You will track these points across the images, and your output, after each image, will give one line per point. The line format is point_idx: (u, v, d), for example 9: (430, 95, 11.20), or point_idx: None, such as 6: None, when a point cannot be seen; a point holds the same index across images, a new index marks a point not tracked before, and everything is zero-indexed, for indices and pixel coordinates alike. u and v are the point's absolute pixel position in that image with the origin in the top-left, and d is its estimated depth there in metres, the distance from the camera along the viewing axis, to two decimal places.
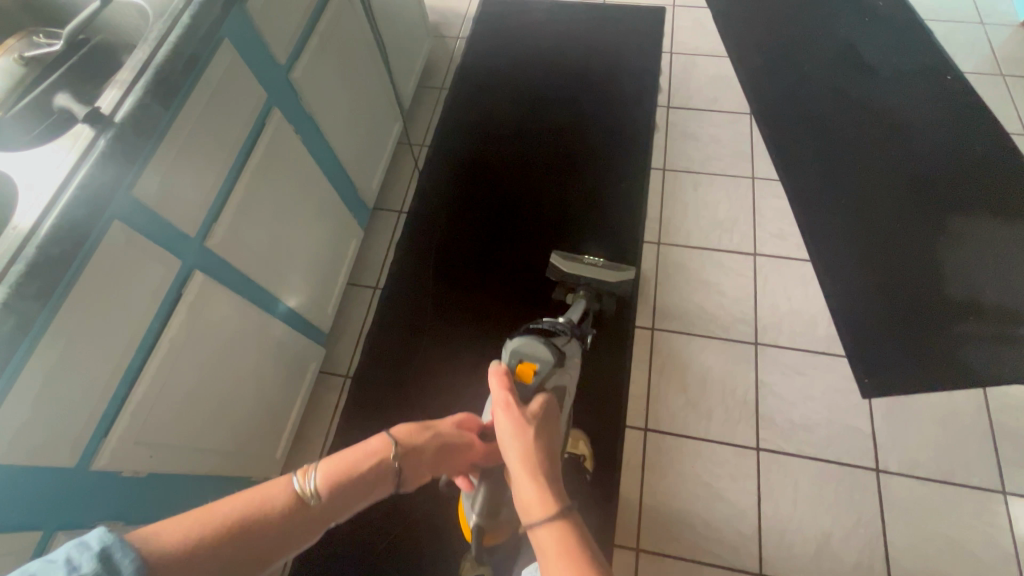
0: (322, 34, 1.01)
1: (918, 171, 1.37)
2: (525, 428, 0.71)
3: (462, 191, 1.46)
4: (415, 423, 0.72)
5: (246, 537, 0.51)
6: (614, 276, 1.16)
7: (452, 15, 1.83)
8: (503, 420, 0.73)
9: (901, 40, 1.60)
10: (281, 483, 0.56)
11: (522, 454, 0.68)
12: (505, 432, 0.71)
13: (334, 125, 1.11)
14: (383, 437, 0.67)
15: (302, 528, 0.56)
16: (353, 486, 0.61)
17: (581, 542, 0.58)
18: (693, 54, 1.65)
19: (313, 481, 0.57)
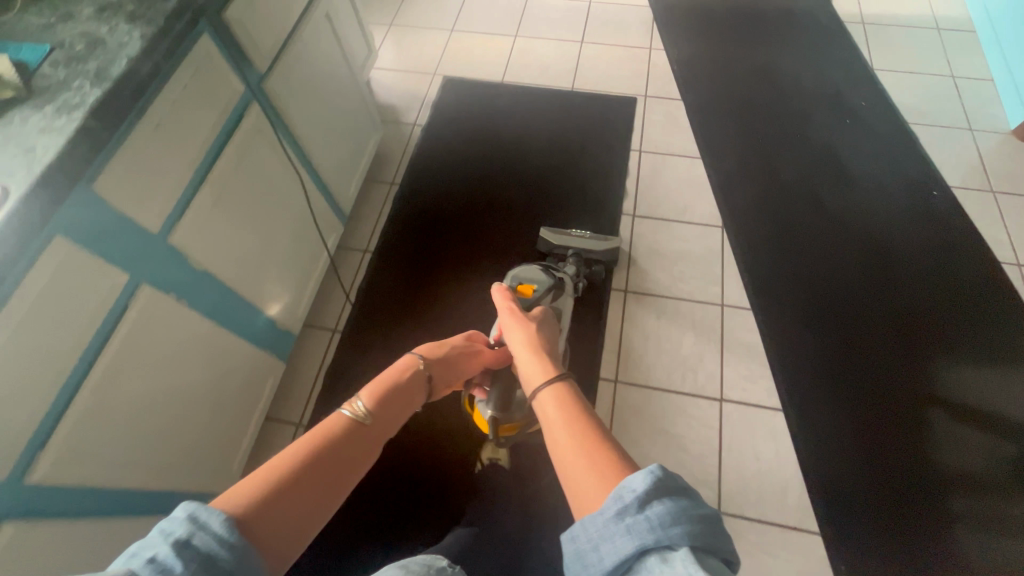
0: (219, 179, 0.87)
1: (899, 301, 1.26)
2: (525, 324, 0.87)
3: (407, 308, 1.34)
4: (432, 342, 0.85)
5: (323, 463, 0.56)
6: (601, 244, 1.29)
7: (411, 98, 1.72)
8: (509, 322, 0.90)
9: (885, 148, 1.51)
10: (332, 415, 0.62)
11: (524, 341, 0.83)
12: (512, 328, 0.88)
13: (241, 266, 0.97)
14: (410, 356, 0.78)
15: (364, 444, 0.62)
16: (394, 402, 0.70)
17: (575, 395, 0.68)
18: (664, 154, 1.54)
19: (360, 404, 0.65)
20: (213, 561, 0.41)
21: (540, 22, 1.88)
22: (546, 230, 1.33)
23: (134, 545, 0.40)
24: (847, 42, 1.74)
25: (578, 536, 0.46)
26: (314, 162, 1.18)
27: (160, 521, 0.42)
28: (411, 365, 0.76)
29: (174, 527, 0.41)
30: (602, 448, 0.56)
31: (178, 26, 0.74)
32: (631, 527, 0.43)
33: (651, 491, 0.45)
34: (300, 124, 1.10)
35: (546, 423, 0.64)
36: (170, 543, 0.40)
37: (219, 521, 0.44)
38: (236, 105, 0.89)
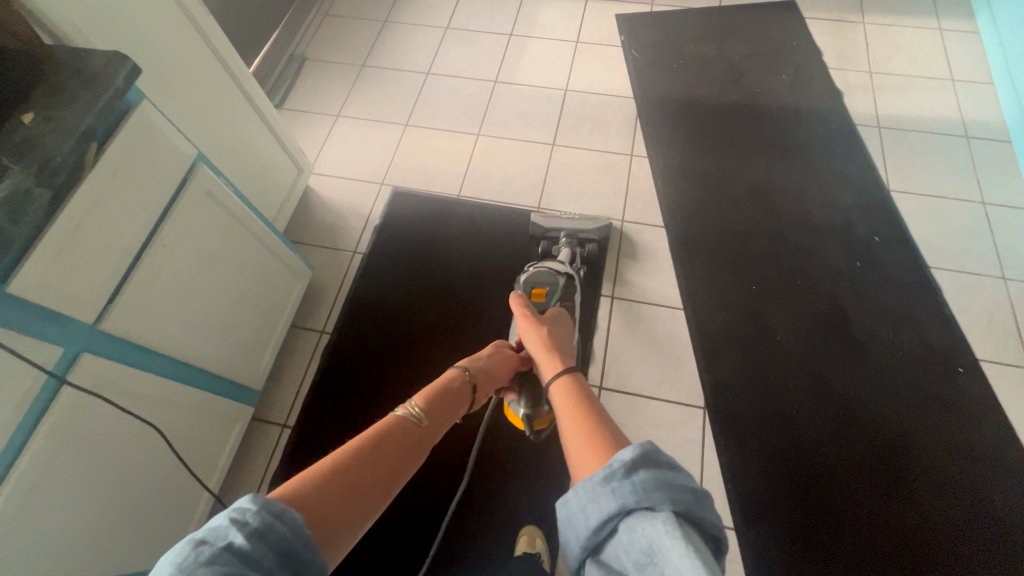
0: (19, 490, 0.66)
1: (908, 525, 1.07)
2: (540, 324, 0.91)
3: None
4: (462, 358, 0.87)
5: (378, 455, 0.58)
6: (592, 226, 1.36)
7: (352, 217, 1.49)
8: (523, 323, 0.93)
9: (901, 306, 1.28)
10: (388, 415, 0.65)
11: (539, 341, 0.87)
12: (526, 331, 0.91)
13: (79, 557, 0.76)
14: (451, 369, 0.82)
15: (417, 444, 0.64)
16: (441, 407, 0.73)
17: (581, 386, 0.73)
18: (641, 301, 1.32)
19: (412, 406, 0.68)
20: (289, 553, 0.41)
21: (507, 117, 1.64)
22: (536, 214, 1.40)
23: (200, 530, 0.39)
24: (859, 154, 1.50)
25: (569, 501, 0.48)
26: (201, 368, 0.97)
27: (225, 509, 0.40)
28: (457, 374, 0.81)
29: (247, 516, 0.41)
30: (600, 427, 0.59)
31: None
32: (617, 490, 0.45)
33: (638, 460, 0.46)
34: (170, 339, 0.89)
35: (556, 412, 0.68)
36: (248, 531, 0.39)
37: (290, 515, 0.43)
38: (39, 391, 0.67)
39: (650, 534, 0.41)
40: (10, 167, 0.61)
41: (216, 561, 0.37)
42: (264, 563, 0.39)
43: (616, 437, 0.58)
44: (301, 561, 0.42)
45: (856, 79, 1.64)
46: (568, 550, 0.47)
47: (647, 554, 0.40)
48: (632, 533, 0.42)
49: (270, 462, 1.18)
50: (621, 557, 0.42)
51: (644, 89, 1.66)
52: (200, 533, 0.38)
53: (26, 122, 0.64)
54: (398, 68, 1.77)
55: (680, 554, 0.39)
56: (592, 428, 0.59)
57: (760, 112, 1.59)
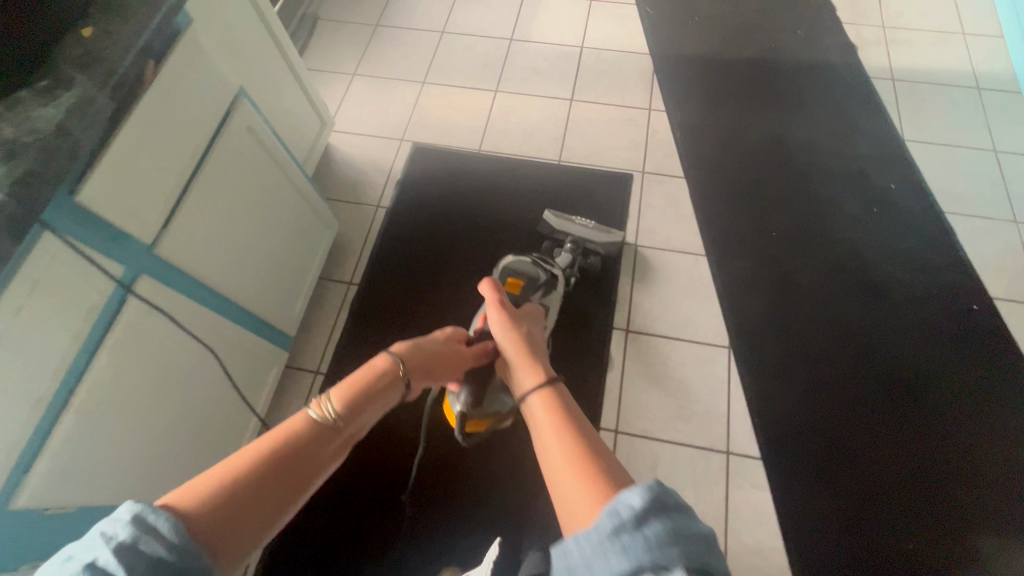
0: (88, 399, 0.68)
1: (923, 453, 1.11)
2: (517, 320, 0.80)
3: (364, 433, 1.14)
4: (407, 342, 0.75)
5: (283, 464, 0.50)
6: (604, 239, 1.25)
7: (373, 172, 1.50)
8: (493, 316, 0.80)
9: (917, 250, 1.31)
10: (295, 419, 0.55)
11: (512, 341, 0.76)
12: (496, 326, 0.79)
13: (141, 474, 0.78)
14: (385, 356, 0.69)
15: (332, 447, 0.56)
16: (366, 402, 0.63)
17: (563, 399, 0.64)
18: (663, 249, 1.34)
19: (328, 405, 0.57)
20: (165, 562, 0.37)
21: (524, 74, 1.64)
22: (550, 212, 1.29)
23: (72, 548, 0.37)
24: (874, 106, 1.52)
25: (568, 552, 0.41)
26: (243, 305, 0.98)
27: (91, 528, 0.37)
28: (389, 369, 0.68)
29: (115, 531, 0.37)
30: (592, 462, 0.51)
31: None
32: (627, 545, 0.38)
33: (647, 508, 0.40)
34: (216, 272, 0.89)
35: (534, 433, 0.60)
36: (115, 546, 0.36)
37: (164, 525, 0.39)
38: (108, 300, 0.68)
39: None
40: (77, 78, 0.61)
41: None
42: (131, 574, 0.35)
43: (619, 475, 0.50)
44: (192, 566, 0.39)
45: (870, 33, 1.65)
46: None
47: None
48: None
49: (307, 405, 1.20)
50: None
51: (661, 45, 1.66)
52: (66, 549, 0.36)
53: (87, 36, 0.64)
54: (413, 28, 1.76)
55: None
56: (585, 464, 0.51)
57: (776, 66, 1.60)
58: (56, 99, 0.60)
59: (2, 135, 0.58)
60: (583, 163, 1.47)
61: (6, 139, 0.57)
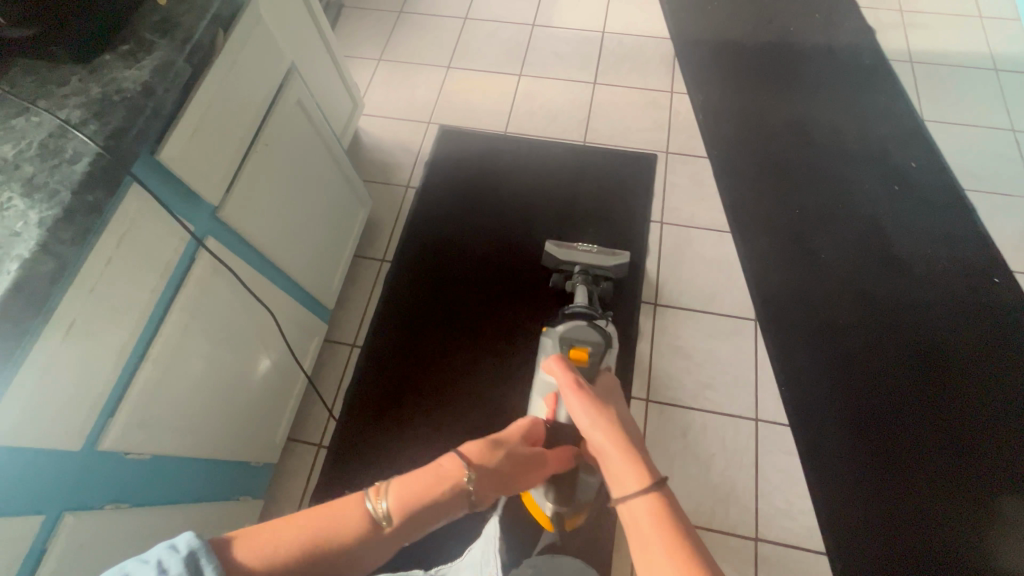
0: (163, 350, 0.71)
1: (949, 422, 1.14)
2: (601, 410, 0.71)
3: (403, 403, 1.20)
4: (481, 445, 0.68)
5: (326, 550, 0.48)
6: (609, 260, 1.22)
7: (402, 154, 1.53)
8: (576, 409, 0.72)
9: (938, 227, 1.34)
10: (351, 506, 0.52)
11: (601, 437, 0.67)
12: (581, 419, 0.71)
13: (205, 429, 0.82)
14: (454, 458, 0.63)
15: (376, 548, 0.52)
16: (424, 506, 0.57)
17: (675, 511, 0.56)
18: (688, 226, 1.37)
19: (386, 502, 0.54)
20: None
21: (546, 59, 1.67)
22: (551, 241, 1.27)
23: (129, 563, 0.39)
24: (892, 88, 1.55)
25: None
26: (290, 274, 1.01)
27: (158, 545, 0.40)
28: (457, 478, 0.61)
29: (167, 565, 0.39)
30: None
31: (93, 197, 0.57)
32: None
33: None
34: (270, 238, 0.93)
35: (639, 543, 0.54)
36: None
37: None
38: (182, 255, 0.72)
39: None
40: (156, 43, 0.65)
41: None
42: None
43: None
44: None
45: (888, 17, 1.68)
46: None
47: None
48: None
49: (345, 375, 1.25)
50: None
51: (680, 30, 1.69)
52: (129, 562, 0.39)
53: (161, 3, 0.68)
54: (436, 14, 1.79)
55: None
56: None
57: (795, 49, 1.62)
58: (139, 62, 0.64)
59: (91, 94, 0.61)
60: (606, 144, 1.50)
61: (95, 98, 0.61)
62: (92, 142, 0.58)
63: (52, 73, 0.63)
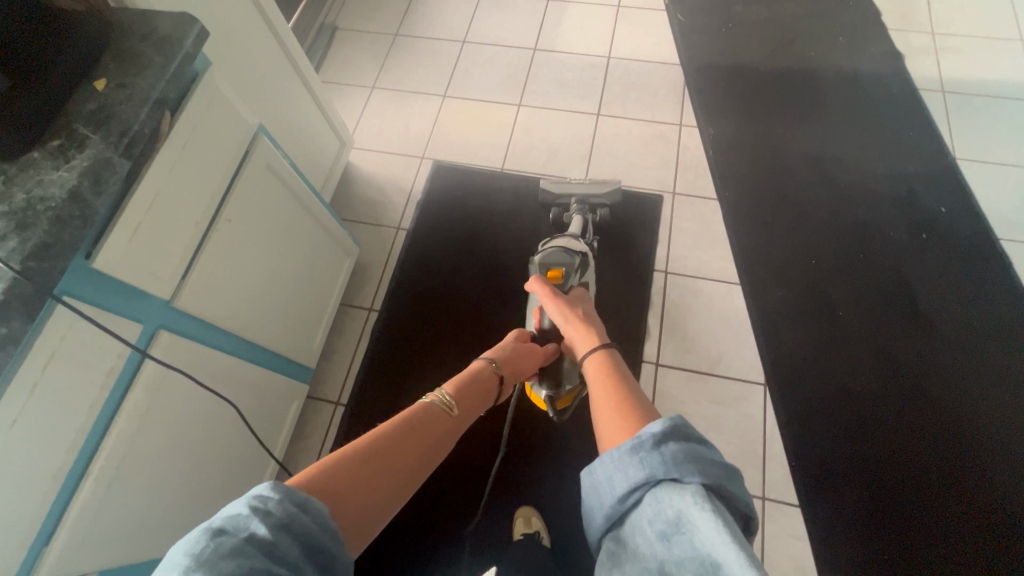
0: (107, 466, 0.65)
1: (979, 503, 1.04)
2: (571, 305, 0.90)
3: None
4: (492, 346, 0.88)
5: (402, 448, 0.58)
6: (604, 190, 1.27)
7: (394, 190, 1.46)
8: (553, 309, 0.90)
9: (972, 281, 1.23)
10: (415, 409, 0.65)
11: (573, 323, 0.86)
12: (557, 317, 0.89)
13: (161, 532, 0.76)
14: (478, 359, 0.83)
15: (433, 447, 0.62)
16: (468, 403, 0.73)
17: (617, 360, 0.74)
18: (695, 277, 1.28)
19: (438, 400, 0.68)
20: (314, 544, 0.40)
21: (548, 87, 1.58)
22: (545, 180, 1.30)
23: (217, 519, 0.38)
24: (920, 122, 1.43)
25: (596, 470, 0.48)
26: (261, 345, 0.95)
27: (243, 496, 0.39)
28: (483, 365, 0.82)
29: (269, 506, 0.39)
30: (629, 399, 0.61)
31: (7, 329, 0.50)
32: (645, 460, 0.44)
33: (667, 433, 0.46)
34: (238, 314, 0.87)
35: (590, 383, 0.70)
36: (273, 522, 0.38)
37: (313, 505, 0.42)
38: (125, 364, 0.66)
39: (677, 503, 0.41)
40: (89, 138, 0.58)
41: (240, 552, 0.35)
42: (291, 556, 0.38)
43: (645, 411, 0.59)
44: (330, 555, 0.41)
45: (919, 41, 1.55)
46: (592, 517, 0.48)
47: (670, 521, 0.40)
48: (658, 503, 0.42)
49: (326, 436, 1.19)
50: (643, 526, 0.43)
51: (692, 55, 1.58)
52: (223, 512, 0.38)
53: (99, 90, 0.61)
54: (433, 38, 1.71)
55: (707, 523, 0.38)
56: (620, 401, 0.61)
57: (815, 77, 1.51)
58: (69, 161, 0.57)
59: (14, 202, 0.55)
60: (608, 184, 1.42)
61: (18, 207, 0.55)
62: (8, 266, 0.51)
63: None
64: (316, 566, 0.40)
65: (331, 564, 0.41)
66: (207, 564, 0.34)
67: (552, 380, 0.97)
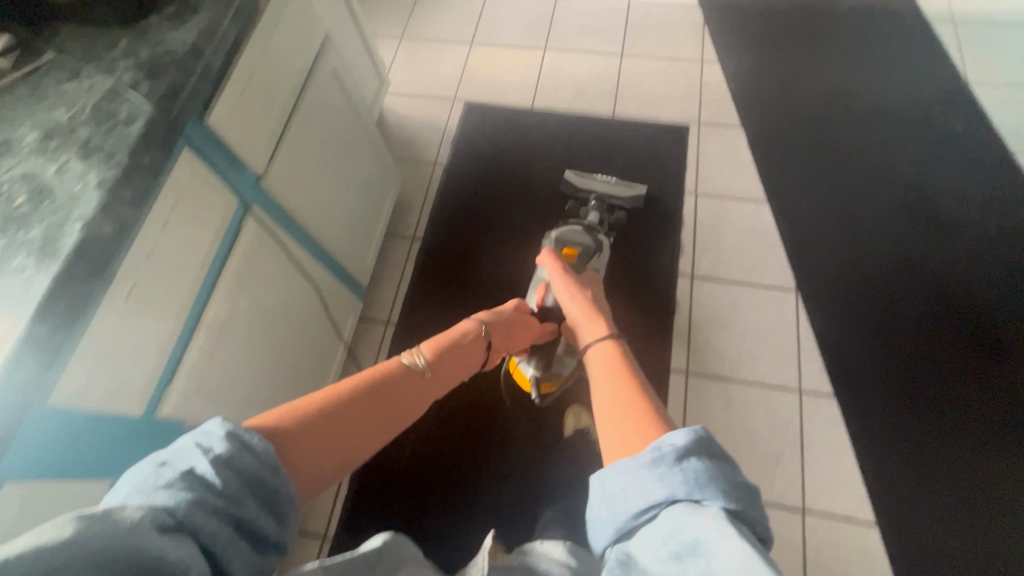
0: (214, 320, 0.71)
1: (1001, 394, 1.10)
2: (581, 287, 0.81)
3: None
4: (488, 310, 0.76)
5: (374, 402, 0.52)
6: (626, 190, 1.25)
7: (428, 130, 1.51)
8: (563, 287, 0.81)
9: (989, 194, 1.29)
10: (390, 363, 0.56)
11: (582, 305, 0.76)
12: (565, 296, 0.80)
13: (253, 403, 0.82)
14: (472, 321, 0.71)
15: (412, 404, 0.56)
16: (453, 361, 0.64)
17: (627, 356, 0.62)
18: (723, 197, 1.34)
19: (419, 357, 0.59)
20: (254, 485, 0.36)
21: (572, 30, 1.63)
22: (569, 172, 1.29)
23: (165, 454, 0.35)
24: (933, 50, 1.49)
25: (607, 478, 0.41)
26: (327, 248, 1.00)
27: (192, 432, 0.36)
28: (473, 329, 0.69)
29: (212, 442, 0.36)
30: (643, 400, 0.50)
31: (149, 157, 0.56)
32: (665, 475, 0.38)
33: (692, 445, 0.39)
34: (310, 210, 0.92)
35: (593, 375, 0.59)
36: (210, 460, 0.34)
37: (256, 444, 0.37)
38: (229, 224, 0.71)
39: (695, 527, 0.34)
40: (202, 4, 0.64)
41: (174, 486, 0.33)
42: (225, 494, 0.34)
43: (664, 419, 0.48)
44: (276, 495, 0.37)
45: None
46: (597, 530, 0.41)
47: (686, 545, 0.34)
48: (675, 525, 0.36)
49: (379, 352, 1.24)
50: (652, 550, 0.36)
51: None
52: (162, 450, 0.35)
53: None
54: None
55: (735, 552, 0.31)
56: (636, 399, 0.50)
57: (830, 13, 1.57)
58: (185, 23, 0.63)
59: (141, 56, 0.61)
60: (636, 117, 1.47)
61: (145, 60, 0.60)
62: (146, 104, 0.57)
63: (99, 39, 0.62)
64: (265, 501, 0.36)
65: (277, 502, 0.37)
66: (139, 498, 0.32)
67: (541, 360, 0.89)
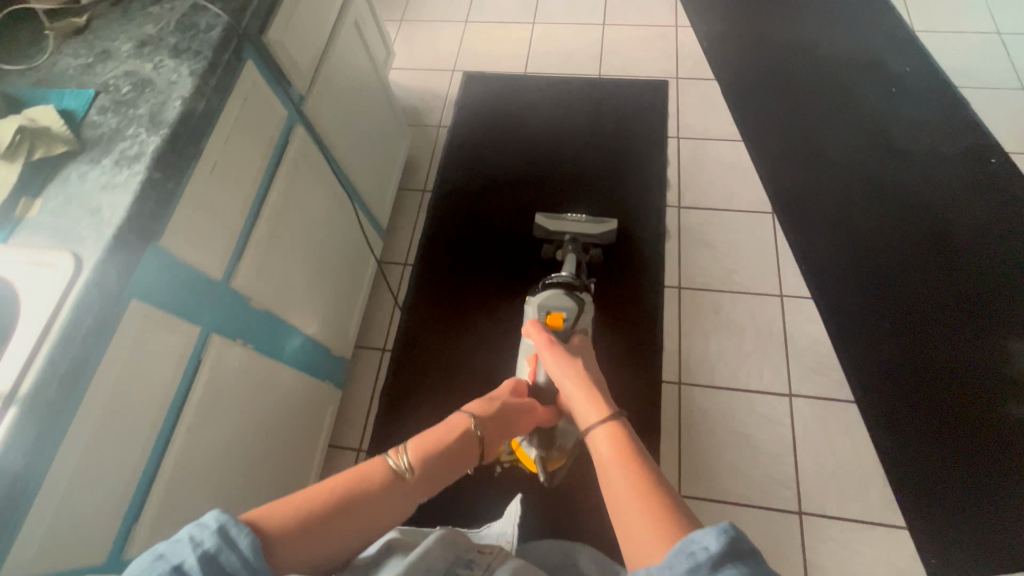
0: (272, 214, 0.83)
1: (958, 290, 1.22)
2: (574, 359, 0.80)
3: (454, 303, 1.32)
4: (482, 398, 0.74)
5: (355, 504, 0.52)
6: (598, 228, 1.25)
7: (431, 98, 1.66)
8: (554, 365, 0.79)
9: (935, 121, 1.45)
10: (374, 463, 0.56)
11: (577, 383, 0.74)
12: (560, 374, 0.78)
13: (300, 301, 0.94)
14: (461, 415, 0.68)
15: (395, 506, 0.54)
16: (442, 459, 0.61)
17: (632, 438, 0.61)
18: (703, 138, 1.48)
19: (405, 457, 0.58)
20: None
21: (557, 6, 1.79)
22: (541, 215, 1.27)
23: (164, 545, 0.40)
24: (881, 5, 1.66)
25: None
26: (353, 182, 1.13)
27: (190, 522, 0.40)
28: (464, 424, 0.66)
29: (204, 535, 0.40)
30: (653, 496, 0.51)
31: (227, 56, 0.69)
32: None
33: (724, 553, 0.40)
34: (340, 142, 1.05)
35: (602, 471, 0.58)
36: (197, 557, 0.38)
37: (246, 540, 0.41)
38: (281, 133, 0.84)
39: None
40: None
41: None
42: None
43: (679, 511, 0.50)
44: None
45: None
46: None
47: None
48: None
49: (399, 291, 1.38)
50: None
51: None
52: (160, 543, 0.39)
53: None
54: None
55: None
56: (648, 496, 0.51)
57: None
58: None
59: None
60: (620, 76, 1.62)
61: None
62: (222, 16, 0.70)
63: None
64: None
65: None
66: None
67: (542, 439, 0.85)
